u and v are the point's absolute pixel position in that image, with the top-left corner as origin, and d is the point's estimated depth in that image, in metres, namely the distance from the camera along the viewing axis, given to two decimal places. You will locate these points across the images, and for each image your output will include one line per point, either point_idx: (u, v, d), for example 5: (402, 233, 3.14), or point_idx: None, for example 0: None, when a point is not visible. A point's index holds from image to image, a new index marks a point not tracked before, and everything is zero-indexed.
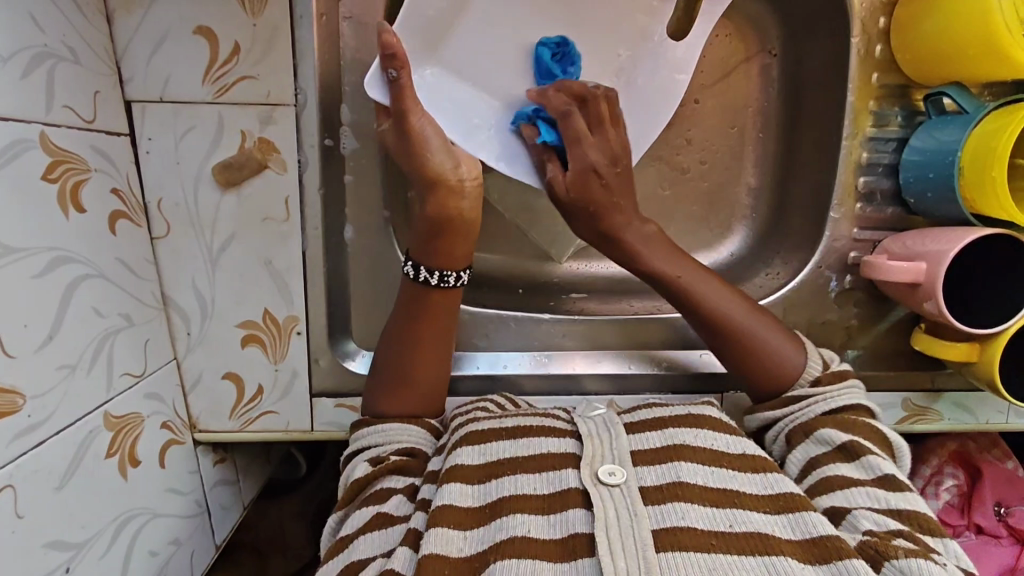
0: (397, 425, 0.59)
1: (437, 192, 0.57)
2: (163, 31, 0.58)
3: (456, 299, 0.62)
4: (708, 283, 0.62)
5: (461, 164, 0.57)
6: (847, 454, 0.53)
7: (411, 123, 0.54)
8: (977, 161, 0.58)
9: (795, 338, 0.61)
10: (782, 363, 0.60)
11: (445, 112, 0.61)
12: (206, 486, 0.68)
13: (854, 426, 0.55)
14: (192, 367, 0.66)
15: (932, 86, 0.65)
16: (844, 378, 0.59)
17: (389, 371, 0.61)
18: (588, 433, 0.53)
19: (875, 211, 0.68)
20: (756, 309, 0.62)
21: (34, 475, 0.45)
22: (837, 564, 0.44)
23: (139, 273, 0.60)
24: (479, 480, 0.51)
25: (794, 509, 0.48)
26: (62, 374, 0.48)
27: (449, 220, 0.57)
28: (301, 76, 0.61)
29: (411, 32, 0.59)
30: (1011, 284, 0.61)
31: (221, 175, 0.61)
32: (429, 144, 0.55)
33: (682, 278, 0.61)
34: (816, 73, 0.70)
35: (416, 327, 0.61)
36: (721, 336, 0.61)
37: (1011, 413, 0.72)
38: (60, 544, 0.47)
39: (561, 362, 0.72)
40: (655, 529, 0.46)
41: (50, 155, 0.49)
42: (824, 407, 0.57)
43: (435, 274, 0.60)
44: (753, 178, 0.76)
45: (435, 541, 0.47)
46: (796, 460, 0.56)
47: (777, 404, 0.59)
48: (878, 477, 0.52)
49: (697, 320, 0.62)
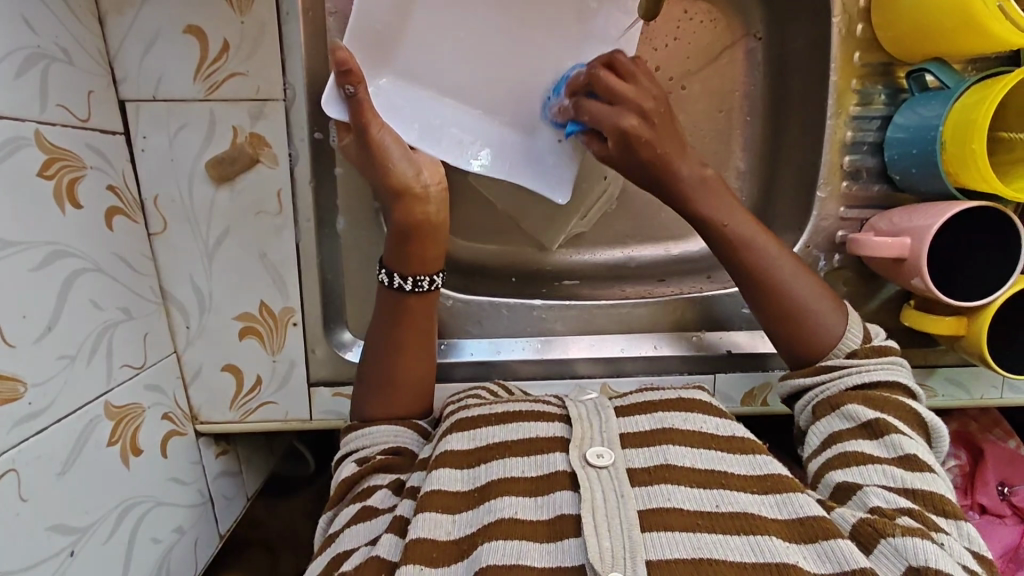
0: (387, 428, 0.60)
1: (404, 200, 0.59)
2: (154, 31, 0.60)
3: (433, 302, 0.63)
4: (759, 236, 0.61)
5: (423, 170, 0.59)
6: (870, 431, 0.53)
7: (372, 133, 0.57)
8: (958, 134, 0.59)
9: (841, 305, 0.60)
10: (826, 330, 0.59)
11: (402, 116, 0.62)
12: (209, 477, 0.69)
13: (880, 403, 0.54)
14: (192, 360, 0.67)
15: (914, 62, 0.65)
16: (883, 355, 0.58)
17: (375, 380, 0.62)
18: (577, 416, 0.53)
19: (861, 189, 0.69)
20: (805, 270, 0.61)
21: (37, 460, 0.47)
22: (822, 544, 0.45)
23: (136, 268, 0.61)
24: (465, 465, 0.52)
25: (781, 490, 0.48)
26: (62, 364, 0.50)
27: (418, 226, 0.59)
28: (289, 72, 0.62)
29: (360, 45, 0.60)
30: (997, 257, 0.61)
31: (214, 170, 0.63)
32: (390, 151, 0.58)
33: (729, 225, 0.61)
34: (799, 55, 0.71)
35: (395, 332, 0.62)
36: (767, 296, 0.60)
37: (1006, 388, 0.72)
38: (64, 528, 0.49)
39: (556, 347, 0.73)
40: (641, 510, 0.47)
41: (45, 153, 0.50)
42: (859, 379, 0.56)
43: (410, 280, 0.61)
44: (741, 161, 0.77)
45: (423, 526, 0.48)
46: (818, 433, 0.56)
47: (811, 372, 0.58)
48: (899, 456, 0.51)
49: (744, 276, 0.61)
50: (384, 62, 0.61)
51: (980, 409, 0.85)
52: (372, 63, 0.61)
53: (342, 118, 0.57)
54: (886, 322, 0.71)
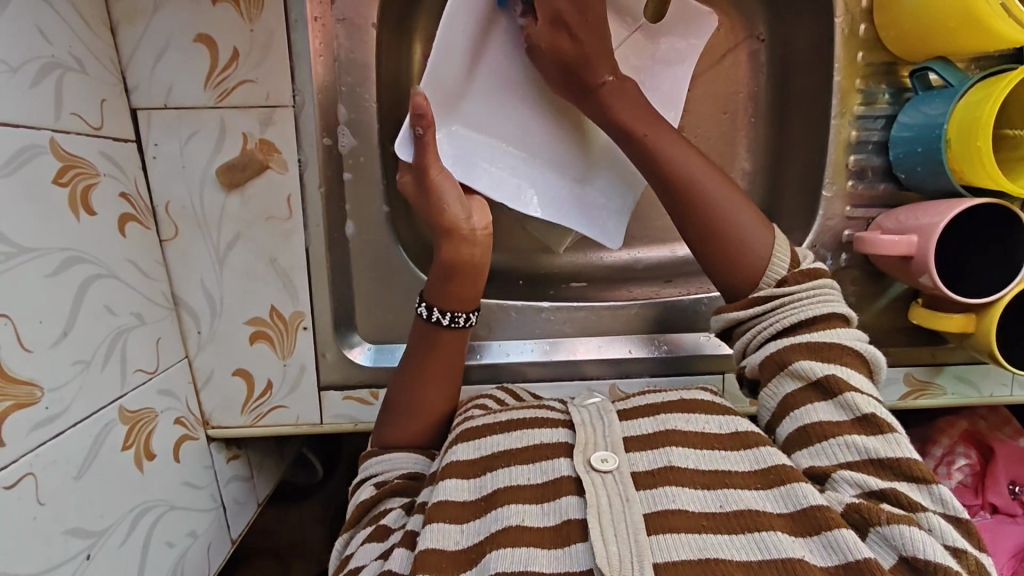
0: (401, 452, 0.61)
1: (452, 239, 0.60)
2: (166, 41, 0.61)
3: (465, 337, 0.63)
4: (682, 155, 0.60)
5: (472, 214, 0.61)
6: (823, 391, 0.52)
7: (432, 178, 0.59)
8: (961, 132, 0.59)
9: (764, 222, 0.59)
10: (748, 250, 0.57)
11: (465, 162, 0.64)
12: (221, 482, 0.70)
13: (824, 351, 0.53)
14: (204, 365, 0.68)
15: (917, 61, 0.65)
16: (814, 277, 0.57)
17: (397, 406, 0.62)
18: (580, 421, 0.54)
19: (867, 188, 0.69)
20: (732, 189, 0.60)
21: (54, 464, 0.47)
22: (827, 534, 0.44)
23: (149, 274, 0.62)
24: (473, 474, 0.52)
25: (783, 482, 0.48)
26: (77, 369, 0.50)
27: (459, 264, 0.60)
28: (298, 78, 0.63)
29: (434, 93, 0.62)
30: (1005, 254, 0.61)
31: (225, 177, 0.64)
32: (444, 193, 0.60)
33: (647, 134, 0.60)
34: (802, 56, 0.71)
35: (427, 366, 0.62)
36: (688, 217, 0.59)
37: (1015, 385, 0.72)
38: (80, 532, 0.49)
39: (564, 349, 0.73)
40: (646, 514, 0.47)
41: (60, 160, 0.51)
42: (791, 318, 0.55)
43: (447, 315, 0.62)
44: (747, 162, 0.77)
45: (431, 537, 0.48)
46: (770, 395, 0.55)
47: (745, 306, 0.57)
48: (855, 418, 0.50)
49: (669, 197, 0.60)
50: (453, 113, 0.64)
51: (989, 408, 0.84)
52: (443, 111, 0.63)
53: (409, 161, 0.59)
54: (893, 320, 0.71)
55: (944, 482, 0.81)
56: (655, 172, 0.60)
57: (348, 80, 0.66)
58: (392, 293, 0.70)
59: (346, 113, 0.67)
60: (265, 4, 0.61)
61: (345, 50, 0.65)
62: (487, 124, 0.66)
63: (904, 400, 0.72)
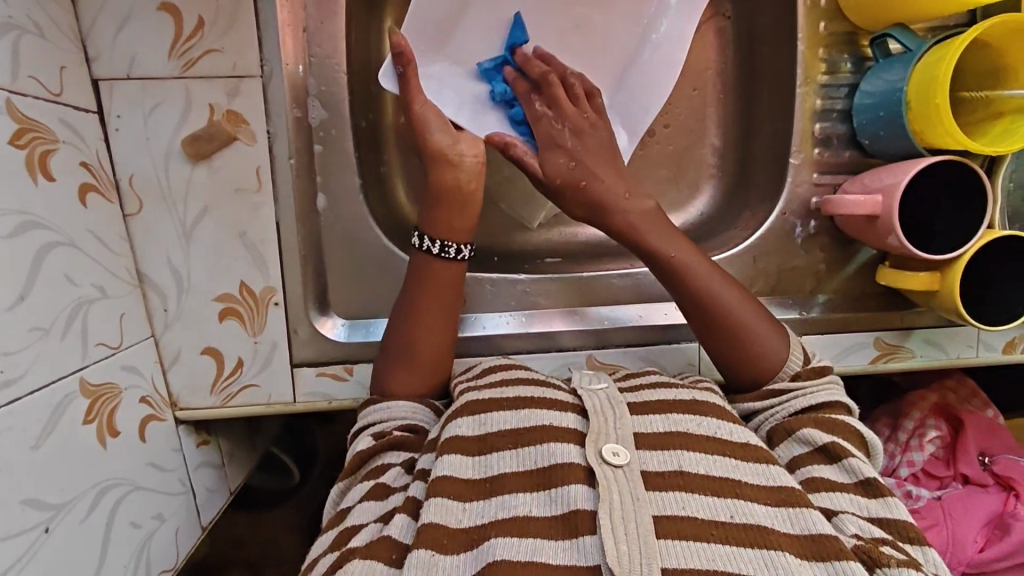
0: (407, 402, 0.60)
1: (438, 163, 0.61)
2: (128, 8, 0.60)
3: (460, 271, 0.63)
4: (682, 250, 0.62)
5: (460, 142, 0.61)
6: (826, 456, 0.53)
7: (415, 108, 0.60)
8: (921, 94, 0.61)
9: (780, 331, 0.62)
10: (767, 354, 0.60)
11: (453, 101, 0.64)
12: (190, 467, 0.67)
13: (833, 426, 0.55)
14: (170, 344, 0.66)
15: (877, 30, 0.67)
16: (823, 375, 0.60)
17: (398, 354, 0.61)
18: (593, 409, 0.53)
19: (833, 155, 0.71)
20: (744, 297, 0.62)
21: (9, 430, 0.45)
22: (834, 564, 0.44)
23: (112, 247, 0.60)
24: (478, 450, 0.52)
25: (794, 504, 0.48)
26: (34, 336, 0.48)
27: (449, 192, 0.61)
28: (266, 48, 0.62)
29: (417, 34, 0.62)
30: (964, 214, 0.63)
31: (191, 148, 0.62)
32: (429, 123, 0.61)
33: (675, 257, 0.61)
34: (767, 30, 0.73)
35: (425, 300, 0.62)
36: (709, 326, 0.62)
37: (980, 346, 0.73)
38: (38, 504, 0.47)
39: (540, 321, 0.72)
40: (656, 516, 0.46)
41: (16, 122, 0.49)
42: (805, 403, 0.58)
43: (437, 244, 0.61)
44: (716, 136, 0.78)
45: (435, 512, 0.47)
46: (779, 457, 0.56)
47: (760, 397, 0.60)
48: (858, 480, 0.52)
49: (683, 298, 0.62)
50: (437, 50, 0.63)
51: (958, 380, 0.86)
52: (425, 52, 0.63)
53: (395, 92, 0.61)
54: (862, 285, 0.73)
55: (916, 454, 0.81)
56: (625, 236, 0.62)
57: (318, 51, 0.66)
58: (365, 267, 0.69)
59: (317, 85, 0.66)
60: None
61: (316, 22, 0.65)
62: (463, 59, 0.64)
63: (875, 364, 0.72)
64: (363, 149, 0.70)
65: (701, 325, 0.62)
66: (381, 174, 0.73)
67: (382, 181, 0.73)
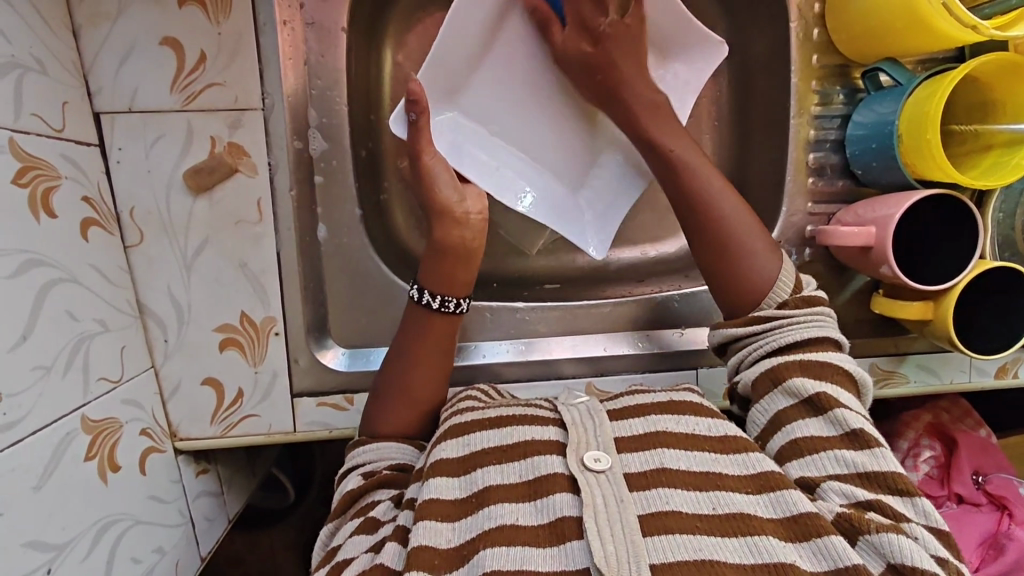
0: (392, 443, 0.60)
1: (443, 221, 0.61)
2: (130, 44, 0.60)
3: (456, 324, 0.63)
4: (699, 160, 0.62)
5: (467, 198, 0.62)
6: (814, 408, 0.53)
7: (425, 161, 0.60)
8: (912, 129, 0.62)
9: (776, 251, 0.61)
10: (756, 275, 0.60)
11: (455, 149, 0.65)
12: (189, 497, 0.67)
13: (820, 370, 0.54)
14: (170, 375, 0.66)
15: (868, 62, 0.69)
16: (811, 304, 0.58)
17: (389, 395, 0.62)
18: (572, 421, 0.53)
19: (827, 184, 0.72)
20: (743, 207, 0.62)
21: (13, 472, 0.45)
22: (817, 541, 0.45)
23: (113, 280, 0.60)
24: (461, 472, 0.52)
25: (774, 487, 0.48)
26: (37, 375, 0.49)
27: (452, 246, 0.61)
28: (267, 81, 0.63)
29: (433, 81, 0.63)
30: (956, 248, 0.64)
31: (193, 180, 0.62)
32: (437, 176, 0.60)
33: (675, 151, 0.62)
34: (760, 61, 0.74)
35: (418, 351, 0.62)
36: (701, 224, 0.61)
37: (972, 371, 0.74)
38: (41, 545, 0.47)
39: (540, 349, 0.73)
40: (640, 515, 0.47)
41: (20, 161, 0.50)
42: (791, 336, 0.56)
43: (436, 298, 0.62)
44: (712, 163, 0.79)
45: (424, 534, 0.47)
46: (763, 412, 0.55)
47: (745, 323, 0.59)
48: (844, 432, 0.51)
49: (678, 194, 0.62)
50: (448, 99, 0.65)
51: (951, 401, 0.87)
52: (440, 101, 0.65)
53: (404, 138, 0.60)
54: (857, 312, 0.74)
55: (911, 474, 0.82)
56: (667, 163, 0.62)
57: (319, 84, 0.67)
58: (365, 295, 0.70)
59: (317, 117, 0.67)
60: (233, 8, 0.61)
61: (316, 53, 0.66)
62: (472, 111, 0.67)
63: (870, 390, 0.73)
64: (364, 177, 0.71)
65: (695, 233, 0.62)
66: (381, 203, 0.74)
67: (382, 210, 0.74)
